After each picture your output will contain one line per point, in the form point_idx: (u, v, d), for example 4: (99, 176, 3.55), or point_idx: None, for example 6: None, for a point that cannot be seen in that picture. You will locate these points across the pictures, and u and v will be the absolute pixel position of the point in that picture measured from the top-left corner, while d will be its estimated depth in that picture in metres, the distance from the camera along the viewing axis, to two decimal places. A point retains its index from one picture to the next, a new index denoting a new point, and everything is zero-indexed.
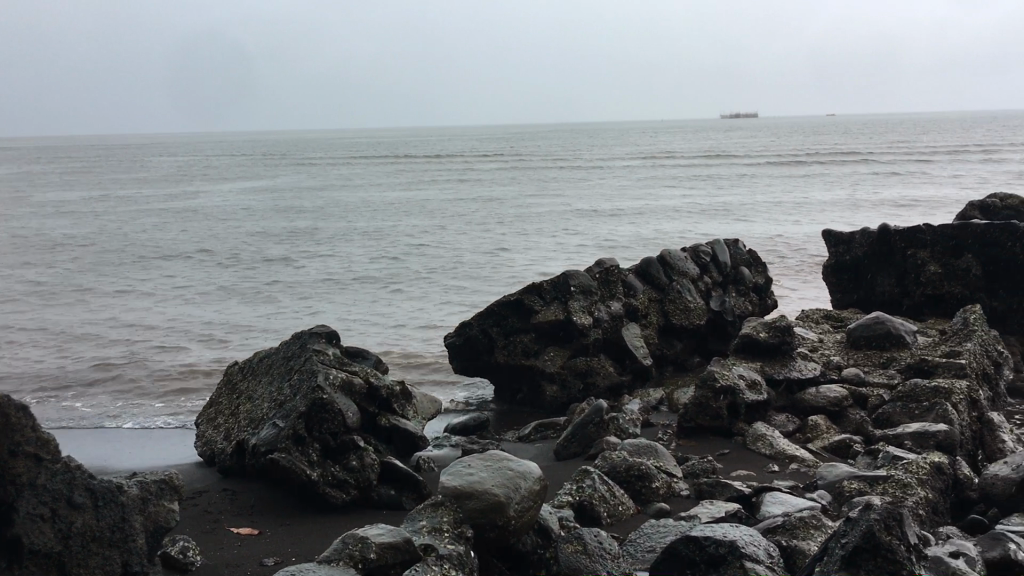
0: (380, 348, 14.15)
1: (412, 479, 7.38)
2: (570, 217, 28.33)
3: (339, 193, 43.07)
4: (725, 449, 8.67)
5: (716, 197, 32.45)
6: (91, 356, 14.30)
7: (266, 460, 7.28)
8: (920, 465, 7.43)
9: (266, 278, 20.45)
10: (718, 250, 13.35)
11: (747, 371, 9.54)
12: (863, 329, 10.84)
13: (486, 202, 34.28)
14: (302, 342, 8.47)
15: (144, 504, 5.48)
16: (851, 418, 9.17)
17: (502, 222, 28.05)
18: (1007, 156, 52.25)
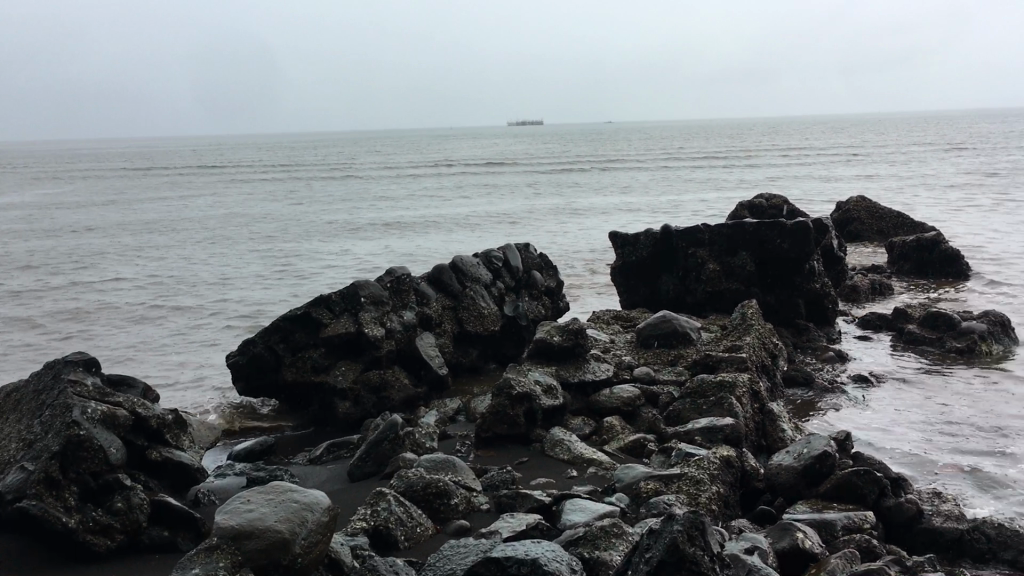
0: (158, 373, 13.08)
1: (188, 517, 6.69)
2: (363, 226, 27.77)
3: (112, 208, 40.18)
4: (524, 457, 8.51)
5: (507, 205, 32.89)
6: None
7: (12, 510, 6.37)
8: (712, 460, 7.55)
9: (27, 303, 18.58)
10: (510, 255, 13.29)
11: (542, 376, 9.45)
12: (650, 328, 11.05)
13: (273, 214, 33.00)
14: (55, 373, 7.55)
15: None
16: (644, 418, 9.28)
17: (292, 233, 27.07)
18: (769, 160, 56.50)
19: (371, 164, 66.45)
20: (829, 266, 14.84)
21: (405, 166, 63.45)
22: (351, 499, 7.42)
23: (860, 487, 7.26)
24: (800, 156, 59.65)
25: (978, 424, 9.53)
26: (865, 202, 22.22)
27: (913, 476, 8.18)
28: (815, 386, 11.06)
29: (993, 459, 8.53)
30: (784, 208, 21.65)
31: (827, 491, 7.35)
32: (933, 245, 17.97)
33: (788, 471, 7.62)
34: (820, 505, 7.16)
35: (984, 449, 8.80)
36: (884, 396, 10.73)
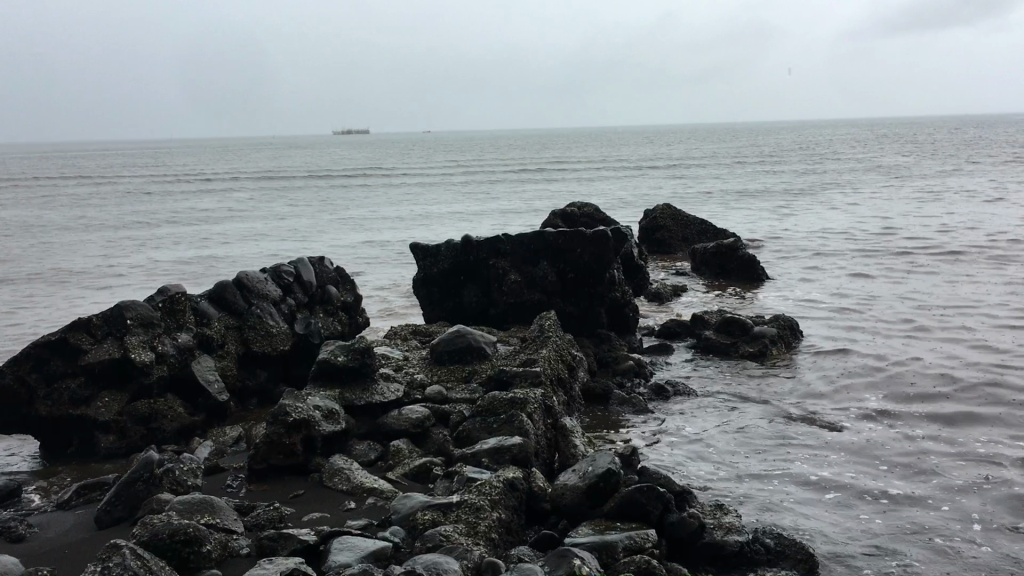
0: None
1: None
2: (165, 245, 26.36)
3: None
4: (299, 489, 7.85)
5: (322, 218, 32.09)
6: None
7: None
8: (494, 484, 7.15)
9: None
10: (302, 269, 12.57)
11: (323, 401, 8.82)
12: (444, 344, 10.63)
13: (62, 234, 30.59)
14: None
15: None
16: (434, 439, 8.84)
17: (86, 253, 25.35)
18: (586, 170, 58.09)
19: (181, 176, 63.38)
20: (631, 274, 14.95)
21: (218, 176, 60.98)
22: (83, 556, 6.53)
23: (643, 504, 7.03)
24: (614, 166, 61.69)
25: (767, 432, 9.63)
26: (670, 208, 22.73)
27: (702, 490, 8.10)
28: (612, 398, 10.97)
29: (779, 469, 8.58)
30: (593, 216, 21.84)
31: (610, 509, 7.07)
32: (732, 251, 18.49)
33: (573, 490, 7.31)
34: (602, 525, 6.87)
35: (771, 458, 8.86)
36: (678, 407, 10.76)
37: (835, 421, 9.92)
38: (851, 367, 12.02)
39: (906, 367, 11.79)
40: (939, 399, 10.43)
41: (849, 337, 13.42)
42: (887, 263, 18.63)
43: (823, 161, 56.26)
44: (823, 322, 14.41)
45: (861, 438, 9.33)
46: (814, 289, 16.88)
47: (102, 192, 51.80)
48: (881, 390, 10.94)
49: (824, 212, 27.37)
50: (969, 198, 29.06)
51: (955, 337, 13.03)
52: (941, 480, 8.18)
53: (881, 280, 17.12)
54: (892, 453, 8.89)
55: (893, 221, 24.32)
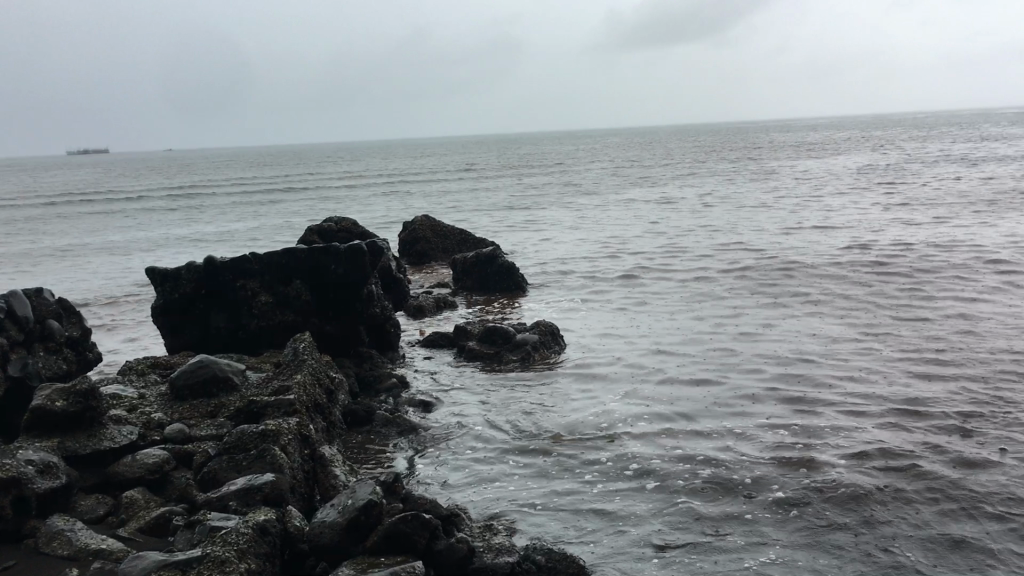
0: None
1: None
2: None
3: None
4: (9, 561, 6.70)
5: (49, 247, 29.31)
6: None
7: None
8: (241, 531, 6.38)
9: None
10: (14, 303, 11.06)
11: (38, 453, 7.65)
12: (186, 376, 9.64)
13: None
14: None
15: None
16: (176, 485, 7.91)
17: None
18: (340, 186, 57.26)
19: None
20: (389, 289, 14.48)
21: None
22: None
23: (409, 535, 6.53)
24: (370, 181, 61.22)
25: (537, 439, 9.45)
26: (427, 220, 22.48)
27: (473, 509, 7.72)
28: (377, 419, 10.41)
29: (549, 475, 8.39)
30: (352, 231, 21.18)
31: (374, 544, 6.52)
32: (491, 259, 18.48)
33: (332, 529, 6.69)
34: (366, 562, 6.30)
35: (541, 465, 8.66)
36: (446, 422, 10.39)
37: (601, 420, 9.92)
38: (611, 364, 12.18)
39: (666, 361, 12.09)
40: (696, 390, 10.73)
41: (610, 337, 13.66)
42: (639, 264, 19.33)
43: (570, 171, 58.61)
44: (583, 324, 14.62)
45: (627, 434, 9.36)
46: (575, 293, 17.17)
47: None
48: (643, 386, 11.11)
49: (578, 219, 28.24)
50: (708, 201, 31.04)
51: (703, 327, 13.58)
52: (705, 467, 8.29)
53: (634, 280, 17.69)
54: (656, 445, 8.96)
55: (643, 225, 25.46)
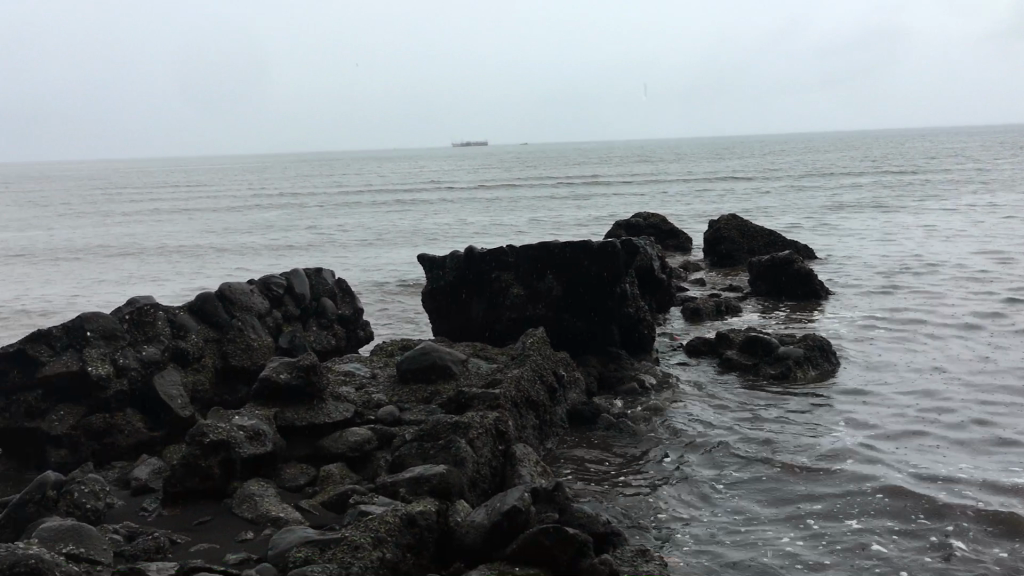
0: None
1: None
2: (243, 269, 27.45)
3: (28, 235, 40.32)
4: (206, 516, 7.45)
5: (400, 240, 32.79)
6: None
7: None
8: (388, 518, 6.46)
9: None
10: (295, 281, 12.41)
11: (253, 421, 8.36)
12: (409, 361, 9.99)
13: (135, 254, 31.77)
14: None
15: None
16: (374, 466, 8.22)
17: (168, 276, 26.64)
18: (681, 182, 57.67)
19: (281, 191, 65.26)
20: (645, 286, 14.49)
21: (315, 192, 62.71)
22: None
23: (549, 550, 6.25)
24: (715, 178, 60.99)
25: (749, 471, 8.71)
26: (733, 222, 21.97)
27: (647, 538, 7.24)
28: (600, 420, 10.14)
29: (744, 517, 7.64)
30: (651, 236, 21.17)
31: (513, 552, 6.28)
32: (786, 265, 17.38)
33: (476, 527, 6.59)
34: (499, 569, 6.12)
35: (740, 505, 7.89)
36: (669, 435, 9.83)
37: (835, 457, 8.96)
38: (872, 400, 10.86)
39: (943, 403, 10.67)
40: (962, 444, 9.32)
41: (890, 366, 12.36)
42: (960, 292, 17.27)
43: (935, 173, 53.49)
44: (864, 351, 13.21)
45: (855, 483, 8.30)
46: (872, 314, 15.67)
47: (220, 205, 54.99)
48: (907, 428, 9.84)
49: (908, 237, 25.85)
50: None
51: (1000, 377, 11.68)
52: (923, 544, 7.06)
53: (944, 311, 15.70)
54: (879, 506, 7.77)
55: (985, 249, 22.53)
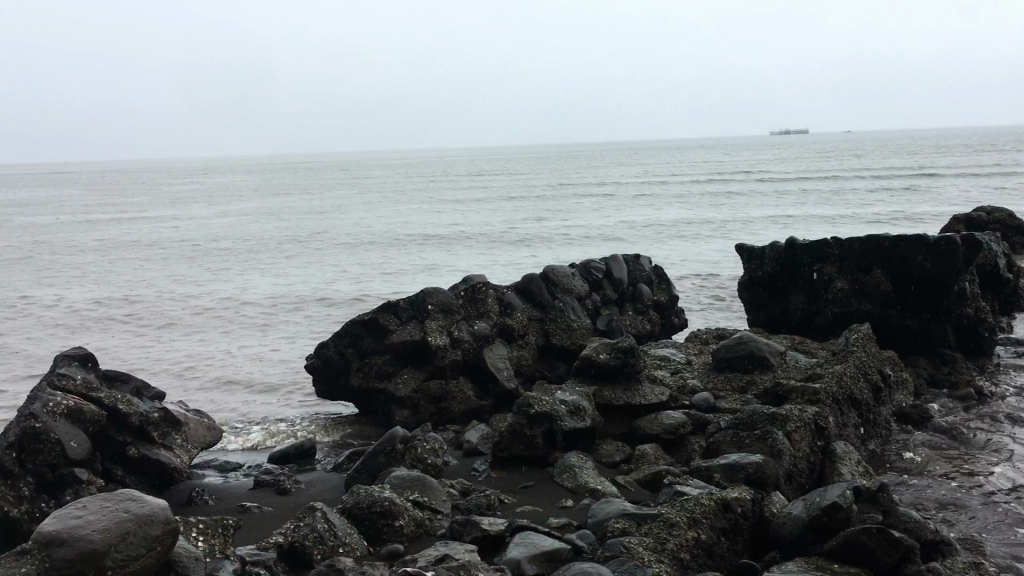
0: (247, 380, 13.98)
1: (162, 474, 7.68)
2: (557, 257, 28.72)
3: (369, 220, 44.79)
4: (530, 481, 7.99)
5: (710, 231, 32.56)
6: (21, 377, 14.33)
7: (123, 432, 7.63)
8: (702, 501, 6.57)
9: (235, 310, 20.82)
10: (614, 266, 12.78)
11: (574, 397, 8.81)
12: (725, 350, 9.98)
13: (461, 240, 34.11)
14: (52, 368, 7.85)
15: (117, 429, 7.59)
16: (688, 450, 8.35)
17: (489, 261, 28.53)
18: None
19: (594, 181, 66.81)
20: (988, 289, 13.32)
21: (628, 182, 63.54)
22: (288, 512, 7.42)
23: (872, 551, 6.01)
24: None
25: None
26: None
27: (983, 551, 6.73)
28: (930, 426, 9.53)
29: None
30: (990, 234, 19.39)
31: (832, 548, 6.12)
32: None
33: (793, 519, 6.49)
34: (816, 563, 6.00)
35: None
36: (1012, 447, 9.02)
37: None
38: None
39: None
40: None
41: None
42: None
43: None
44: None
45: None
46: None
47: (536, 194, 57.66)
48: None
49: None
50: None
51: None
52: None
53: None
54: None
55: None
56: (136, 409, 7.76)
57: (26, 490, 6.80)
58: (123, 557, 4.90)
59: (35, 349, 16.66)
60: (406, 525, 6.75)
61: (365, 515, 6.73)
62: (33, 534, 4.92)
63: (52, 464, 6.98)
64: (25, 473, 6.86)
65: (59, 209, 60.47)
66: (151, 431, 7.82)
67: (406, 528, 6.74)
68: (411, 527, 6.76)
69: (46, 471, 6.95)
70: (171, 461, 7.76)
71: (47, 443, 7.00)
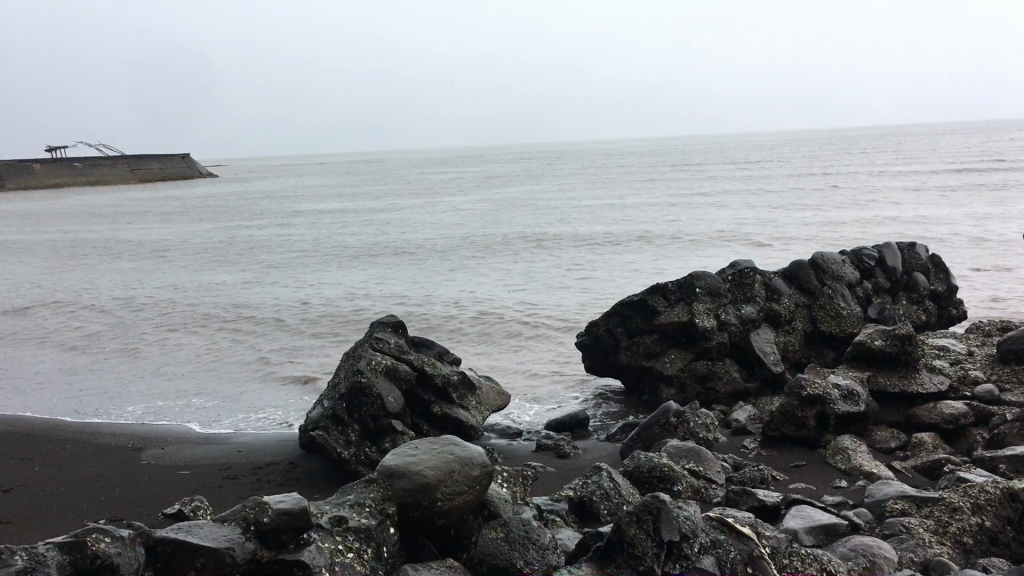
0: (499, 362, 14.78)
1: (461, 432, 8.62)
2: (807, 250, 28.07)
3: (612, 210, 45.53)
4: (802, 461, 8.19)
5: (977, 221, 30.48)
6: (314, 348, 16.17)
7: (428, 391, 8.60)
8: (988, 489, 6.54)
9: (492, 294, 22.18)
10: (887, 254, 12.47)
11: (847, 381, 8.86)
12: (1012, 342, 9.59)
13: (703, 233, 33.91)
14: (371, 331, 8.95)
15: (425, 389, 8.59)
16: (968, 440, 8.20)
17: (736, 253, 28.36)
18: None
19: (842, 171, 63.50)
20: None
21: (873, 172, 59.75)
22: (573, 473, 8.07)
23: None
24: None
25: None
26: None
27: None
28: None
29: None
30: None
31: None
32: None
33: None
34: None
35: None
36: None
37: None
38: None
39: None
40: None
41: None
42: None
43: None
44: None
45: None
46: None
47: (783, 184, 56.01)
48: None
49: None
50: None
51: None
52: None
53: None
54: None
55: None
56: (439, 372, 8.72)
57: (354, 437, 7.93)
58: (451, 490, 5.65)
59: (320, 324, 18.63)
60: (687, 491, 7.18)
61: (649, 478, 7.24)
62: (378, 468, 5.84)
63: (375, 415, 8.05)
64: (354, 422, 7.99)
65: (323, 199, 65.63)
66: (452, 393, 8.75)
67: (686, 494, 7.17)
68: (691, 493, 7.18)
69: (371, 421, 8.04)
70: (467, 420, 8.68)
71: (372, 396, 8.05)
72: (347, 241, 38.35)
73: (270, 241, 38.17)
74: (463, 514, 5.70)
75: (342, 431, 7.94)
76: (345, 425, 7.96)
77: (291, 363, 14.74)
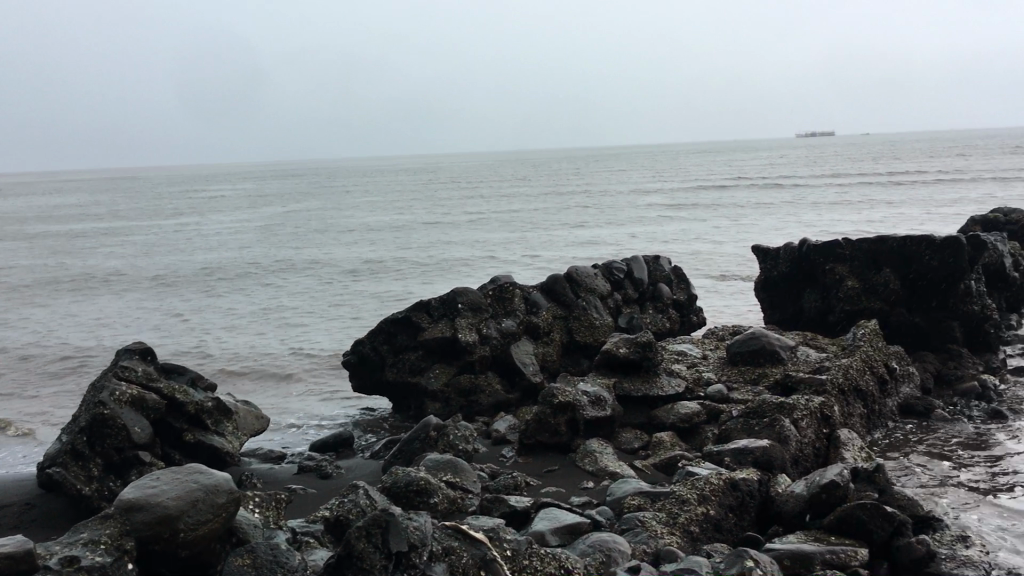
0: (256, 380, 14.33)
1: (215, 459, 8.39)
2: (576, 261, 29.39)
3: (390, 228, 45.63)
4: (554, 466, 8.60)
5: (725, 232, 33.14)
6: (64, 379, 15.13)
7: (178, 419, 8.31)
8: (712, 481, 7.17)
9: (262, 311, 21.61)
10: (634, 267, 13.36)
11: (595, 388, 9.42)
12: (739, 345, 10.57)
13: (479, 247, 34.74)
14: (116, 359, 8.54)
15: (175, 418, 8.30)
16: (701, 437, 8.94)
17: (509, 264, 29.22)
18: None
19: (609, 188, 66.97)
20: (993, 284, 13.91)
21: (635, 189, 63.39)
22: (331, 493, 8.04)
23: (866, 523, 6.58)
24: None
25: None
26: None
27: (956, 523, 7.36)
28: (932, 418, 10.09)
29: None
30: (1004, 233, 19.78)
31: (828, 524, 6.73)
32: None
33: (794, 499, 7.07)
34: (813, 536, 6.60)
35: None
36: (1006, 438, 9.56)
37: None
38: None
39: None
40: None
41: None
42: None
43: None
44: None
45: None
46: None
47: (555, 200, 58.32)
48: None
49: None
50: None
51: None
52: None
53: None
54: None
55: None
56: (191, 398, 8.45)
57: (95, 470, 7.53)
58: (195, 520, 5.51)
59: (72, 351, 17.43)
60: (442, 503, 7.34)
61: (405, 491, 7.33)
62: (115, 502, 5.59)
63: (119, 446, 7.68)
64: (96, 454, 7.59)
65: (80, 218, 61.35)
66: (205, 420, 8.50)
67: (442, 505, 7.33)
68: (446, 505, 7.36)
69: (114, 453, 7.66)
70: (221, 446, 8.46)
71: (114, 426, 7.68)
72: (107, 263, 36.09)
73: (18, 266, 35.26)
74: (207, 543, 5.57)
75: (82, 465, 7.52)
76: (85, 458, 7.54)
77: (36, 397, 13.72)
